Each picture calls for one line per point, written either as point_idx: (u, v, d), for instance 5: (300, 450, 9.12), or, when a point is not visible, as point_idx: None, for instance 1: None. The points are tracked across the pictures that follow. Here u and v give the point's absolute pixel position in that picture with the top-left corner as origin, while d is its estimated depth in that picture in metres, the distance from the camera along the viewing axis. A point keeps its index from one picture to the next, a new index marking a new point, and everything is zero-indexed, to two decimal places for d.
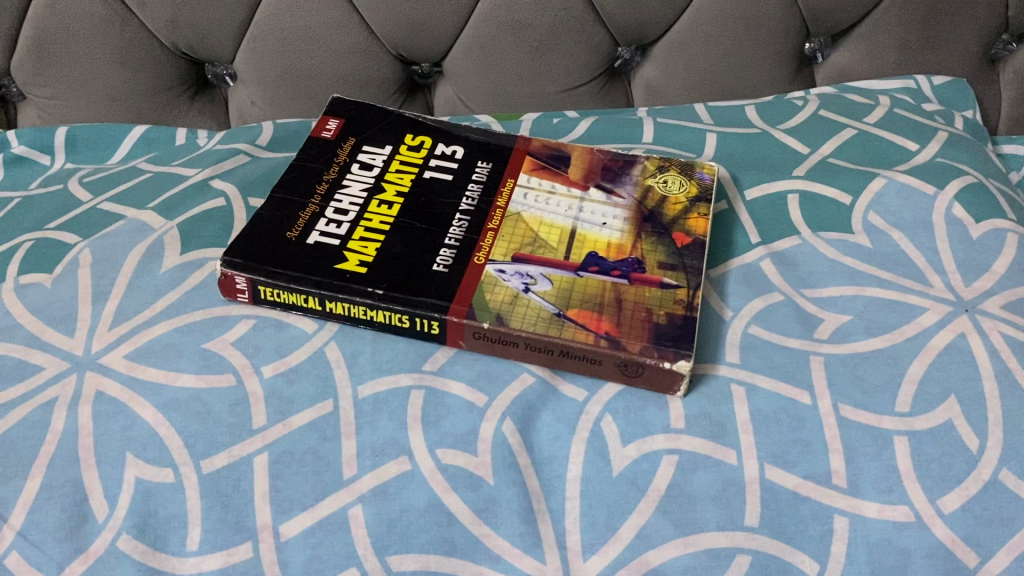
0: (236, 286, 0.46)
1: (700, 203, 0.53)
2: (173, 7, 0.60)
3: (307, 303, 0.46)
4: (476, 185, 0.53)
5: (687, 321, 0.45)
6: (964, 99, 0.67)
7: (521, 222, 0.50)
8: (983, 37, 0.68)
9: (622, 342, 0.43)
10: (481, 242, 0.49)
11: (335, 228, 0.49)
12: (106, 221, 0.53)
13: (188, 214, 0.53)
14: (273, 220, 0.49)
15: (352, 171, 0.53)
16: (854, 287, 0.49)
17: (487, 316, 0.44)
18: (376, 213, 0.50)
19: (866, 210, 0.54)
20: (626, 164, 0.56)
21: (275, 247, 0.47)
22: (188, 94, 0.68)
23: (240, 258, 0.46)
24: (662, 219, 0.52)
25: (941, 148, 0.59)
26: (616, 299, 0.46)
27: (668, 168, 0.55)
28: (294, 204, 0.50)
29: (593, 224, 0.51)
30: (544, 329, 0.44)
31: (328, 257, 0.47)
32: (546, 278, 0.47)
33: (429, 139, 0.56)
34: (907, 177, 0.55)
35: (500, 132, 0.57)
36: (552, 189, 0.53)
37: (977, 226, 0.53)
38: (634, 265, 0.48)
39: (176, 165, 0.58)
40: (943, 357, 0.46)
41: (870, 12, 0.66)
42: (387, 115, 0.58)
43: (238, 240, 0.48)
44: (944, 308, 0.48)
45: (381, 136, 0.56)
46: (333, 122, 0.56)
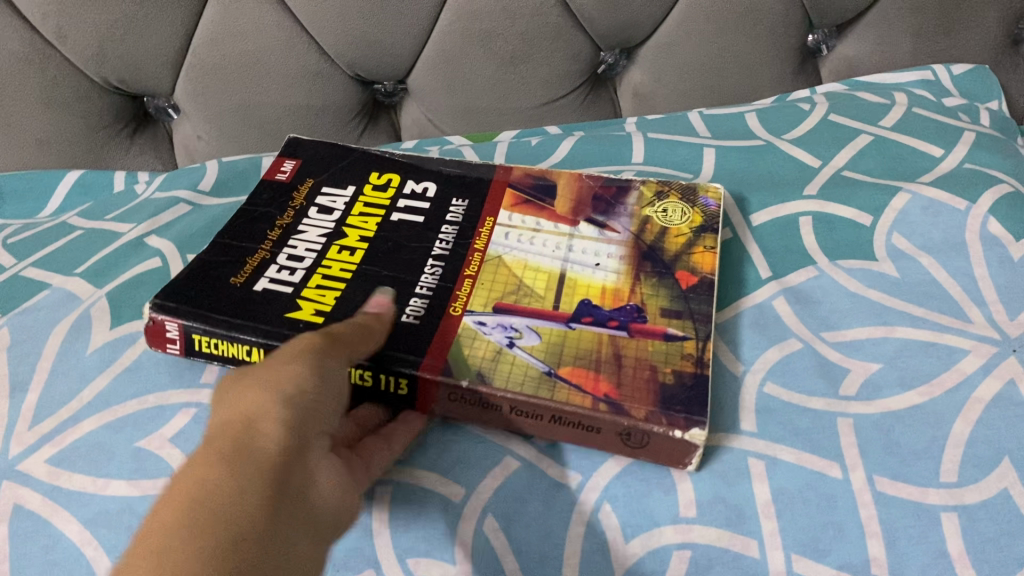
0: (166, 333, 0.40)
1: (706, 235, 0.47)
2: (98, 39, 0.54)
3: (249, 356, 0.39)
4: (451, 225, 0.46)
5: (698, 380, 0.39)
6: (987, 89, 0.61)
7: (502, 265, 0.44)
8: (1006, 20, 0.61)
9: (624, 406, 0.37)
10: (458, 291, 0.42)
11: (288, 275, 0.43)
12: (30, 291, 0.47)
13: (120, 280, 0.46)
14: (216, 265, 0.43)
15: (310, 215, 0.47)
16: (883, 327, 0.43)
17: (467, 374, 0.38)
18: (337, 259, 0.44)
19: (889, 231, 0.47)
20: (620, 191, 0.49)
21: (216, 292, 0.41)
22: (127, 132, 0.61)
23: (175, 302, 0.40)
24: (663, 255, 0.45)
25: (969, 151, 0.52)
26: (614, 355, 0.40)
27: (668, 193, 0.49)
28: (240, 249, 0.44)
29: (585, 266, 0.45)
30: (532, 391, 0.38)
31: (278, 306, 0.40)
32: (532, 331, 0.41)
33: (397, 177, 0.50)
34: (934, 191, 0.49)
35: (477, 162, 0.51)
36: (537, 227, 0.47)
37: (1017, 245, 0.46)
38: (633, 313, 0.42)
39: (109, 219, 0.52)
40: (990, 412, 0.40)
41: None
42: (351, 154, 0.52)
43: (175, 280, 0.41)
44: (988, 349, 0.42)
45: (342, 176, 0.50)
46: (289, 163, 0.51)
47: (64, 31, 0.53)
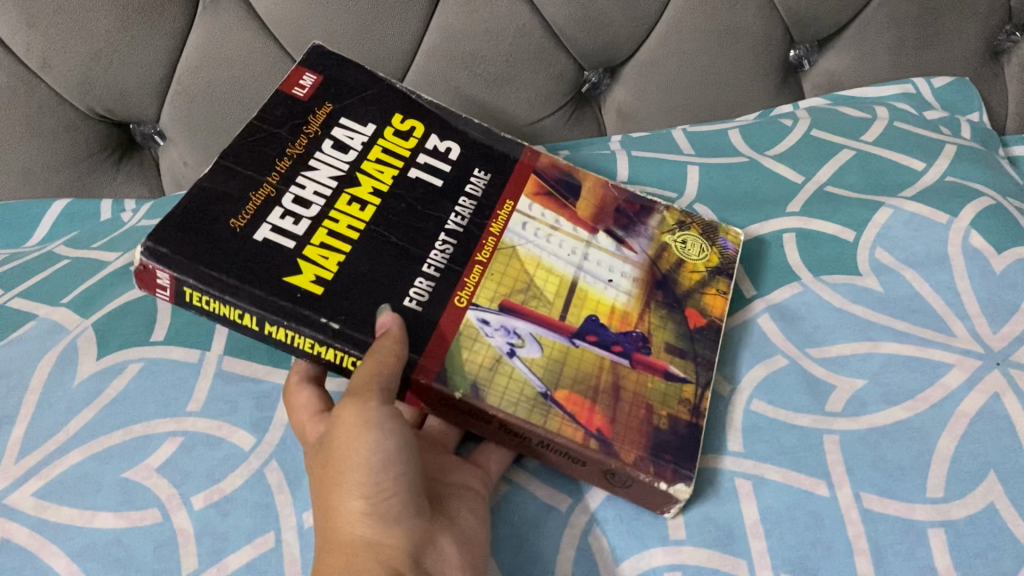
0: (158, 280, 0.36)
1: (720, 278, 0.45)
2: (83, 68, 0.54)
3: (241, 319, 0.37)
4: (469, 200, 0.43)
5: (693, 428, 0.39)
6: (969, 100, 0.62)
7: (516, 258, 0.41)
8: (984, 33, 0.62)
9: (616, 447, 0.37)
10: (467, 278, 0.40)
11: (292, 224, 0.39)
12: (15, 322, 0.47)
13: (107, 309, 0.46)
14: (218, 197, 0.38)
15: (323, 147, 0.42)
16: (868, 342, 0.43)
17: (461, 385, 0.36)
18: (346, 211, 0.40)
19: (872, 246, 0.48)
20: (643, 210, 0.47)
21: (213, 240, 0.37)
22: (113, 160, 0.62)
23: (169, 249, 0.36)
24: (674, 288, 0.44)
25: (951, 165, 0.53)
26: (613, 387, 0.39)
27: (690, 225, 0.47)
28: (245, 180, 0.39)
29: (598, 279, 0.43)
30: (527, 413, 0.36)
31: (278, 265, 0.37)
32: (535, 341, 0.39)
33: (420, 125, 0.45)
34: (917, 205, 0.49)
35: (506, 135, 0.47)
36: (556, 224, 0.44)
37: (999, 258, 0.47)
38: (638, 342, 0.41)
39: (95, 248, 0.52)
40: (975, 426, 0.40)
41: (859, 14, 0.60)
42: (373, 84, 0.46)
43: (170, 216, 0.37)
44: (972, 363, 0.42)
45: (363, 108, 0.44)
46: (308, 76, 0.44)
47: (49, 61, 0.53)
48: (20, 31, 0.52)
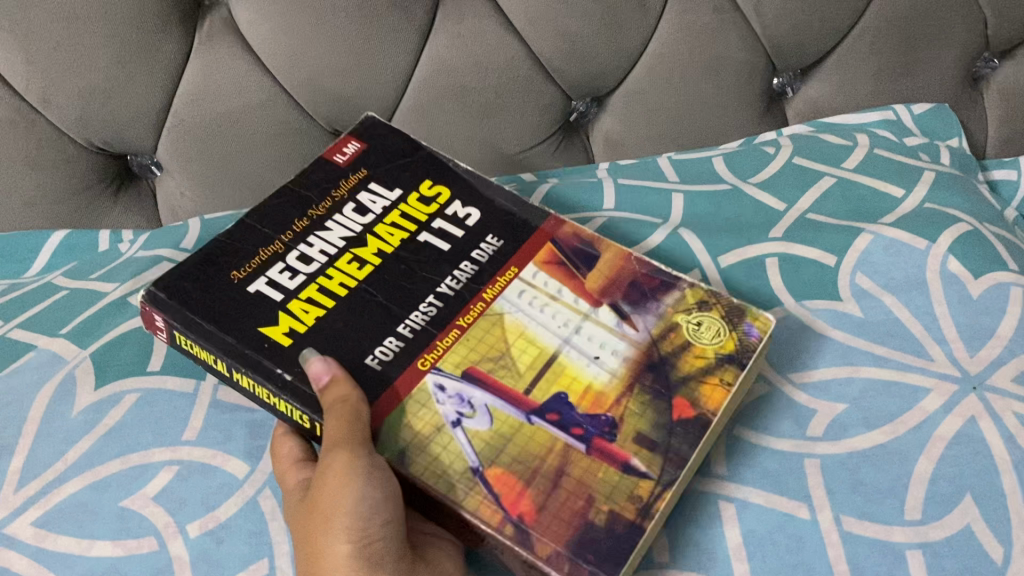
0: (155, 322, 0.42)
1: (729, 367, 0.41)
2: (81, 103, 0.55)
3: (216, 364, 0.40)
4: (470, 265, 0.43)
5: (631, 530, 0.36)
6: (947, 127, 0.63)
7: (498, 326, 0.42)
8: (963, 61, 0.64)
9: (532, 537, 0.36)
10: (440, 340, 0.41)
11: (287, 278, 0.42)
12: (14, 353, 0.48)
13: (104, 340, 0.47)
14: (227, 250, 0.43)
15: (344, 210, 0.45)
16: (848, 367, 0.44)
17: (389, 449, 0.37)
18: (343, 270, 0.43)
19: (853, 271, 0.49)
20: (663, 287, 0.44)
21: (210, 287, 0.41)
22: (110, 190, 0.63)
23: (165, 294, 0.41)
24: (670, 371, 0.41)
25: (929, 192, 0.54)
26: (556, 472, 0.38)
27: (712, 306, 0.43)
28: (259, 236, 0.43)
29: (583, 354, 0.41)
30: (447, 487, 0.37)
31: (258, 315, 0.40)
32: (487, 412, 0.39)
33: (447, 191, 0.47)
34: (896, 231, 0.50)
35: (536, 203, 0.47)
36: (556, 293, 0.43)
37: (976, 283, 0.48)
38: (604, 427, 0.39)
39: (93, 279, 0.53)
40: (952, 449, 0.41)
41: (840, 42, 0.61)
42: (417, 150, 0.48)
43: (181, 265, 0.42)
44: (949, 387, 0.43)
45: (396, 174, 0.47)
46: (352, 144, 0.48)
47: (48, 97, 0.55)
48: (20, 67, 0.53)
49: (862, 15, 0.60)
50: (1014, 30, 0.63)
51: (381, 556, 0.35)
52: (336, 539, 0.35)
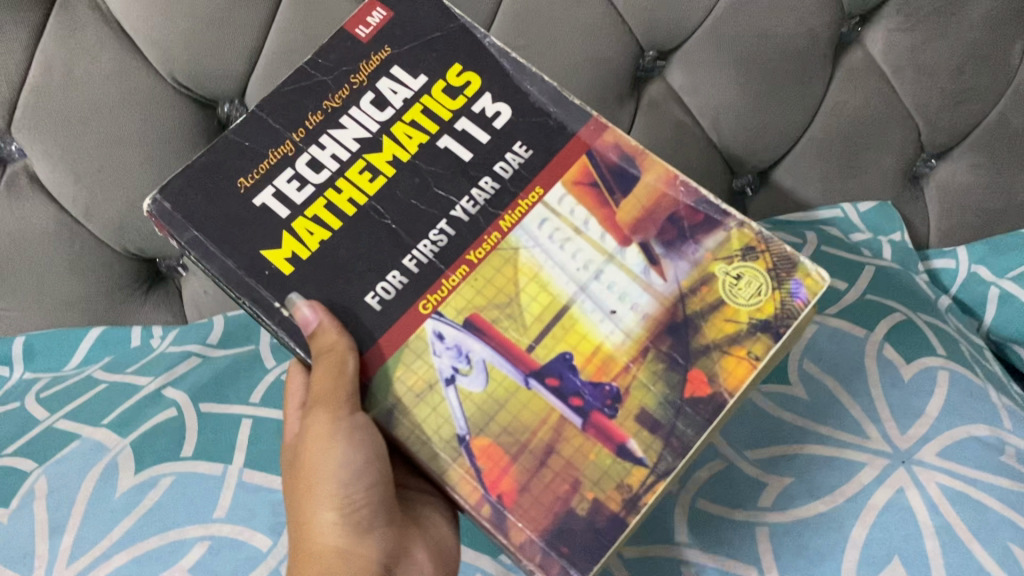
0: (158, 226, 0.40)
1: (761, 337, 0.38)
2: (120, 214, 0.63)
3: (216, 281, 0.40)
4: (489, 184, 0.41)
5: (612, 524, 0.36)
6: (891, 223, 0.71)
7: (511, 266, 0.40)
8: (902, 163, 0.72)
9: (508, 521, 0.37)
10: (447, 278, 0.39)
11: (295, 190, 0.40)
12: (62, 442, 0.54)
13: (141, 429, 0.54)
14: (237, 152, 0.41)
15: (361, 102, 0.42)
16: (795, 444, 0.51)
17: (378, 406, 0.39)
18: (354, 180, 0.41)
19: (801, 358, 0.55)
20: (706, 223, 0.40)
21: (215, 197, 0.40)
22: (142, 289, 0.70)
23: (172, 205, 0.40)
24: (692, 338, 0.39)
25: (868, 286, 0.61)
26: (546, 449, 0.38)
27: (757, 258, 0.40)
28: (272, 132, 0.41)
29: (598, 308, 0.39)
30: (431, 453, 0.38)
31: (263, 236, 0.39)
32: (484, 370, 0.38)
33: (477, 79, 0.43)
34: (838, 320, 0.57)
35: (575, 100, 0.42)
36: (581, 225, 0.41)
37: (907, 366, 0.54)
38: (606, 399, 0.38)
39: (130, 372, 0.60)
40: (883, 516, 0.47)
41: (791, 149, 0.70)
42: (449, 23, 0.44)
43: (186, 169, 0.40)
44: (881, 462, 0.50)
45: (422, 56, 0.43)
46: (378, 12, 0.44)
47: (90, 211, 0.62)
48: (69, 187, 0.61)
49: (807, 129, 0.69)
50: (945, 137, 0.71)
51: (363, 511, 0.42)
52: (324, 507, 0.41)
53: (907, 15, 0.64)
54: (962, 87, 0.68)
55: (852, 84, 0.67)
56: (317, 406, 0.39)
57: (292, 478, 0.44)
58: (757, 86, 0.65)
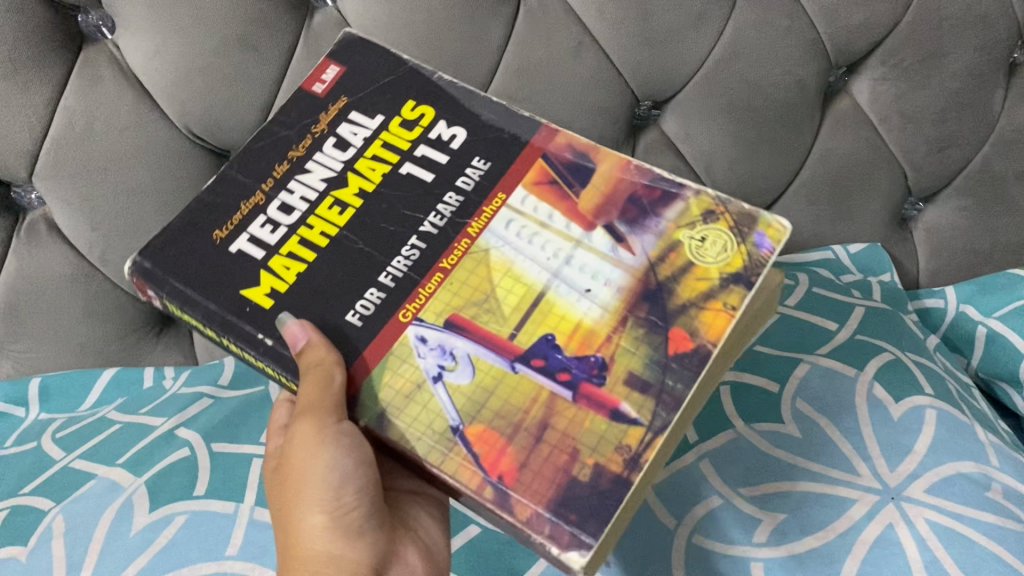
0: (146, 289, 0.44)
1: (734, 288, 0.41)
2: (134, 260, 0.65)
3: (204, 330, 0.43)
4: (454, 197, 0.44)
5: (616, 485, 0.36)
6: (880, 264, 0.74)
7: (484, 265, 0.42)
8: (891, 206, 0.75)
9: (512, 497, 0.36)
10: (422, 287, 0.41)
11: (268, 232, 0.44)
12: (78, 481, 0.56)
13: (155, 468, 0.56)
14: (210, 209, 0.45)
15: (325, 147, 0.46)
16: (788, 482, 0.53)
17: (369, 413, 0.39)
18: (324, 216, 0.44)
19: (793, 397, 0.57)
20: (665, 198, 0.44)
21: (194, 250, 0.43)
22: (154, 331, 0.72)
23: (153, 264, 0.43)
24: (667, 299, 0.41)
25: (859, 325, 0.63)
26: (539, 425, 0.38)
27: (717, 218, 0.43)
28: (243, 188, 0.45)
29: (573, 289, 0.41)
30: (426, 448, 0.38)
31: (241, 277, 0.43)
32: (469, 363, 0.40)
33: (431, 111, 0.47)
34: (829, 360, 0.59)
35: (525, 114, 0.46)
36: (547, 219, 0.43)
37: (896, 406, 0.56)
38: (593, 369, 0.39)
39: (143, 413, 0.62)
40: (873, 552, 0.49)
41: (782, 194, 0.73)
42: (397, 70, 0.48)
43: (164, 232, 0.44)
44: (871, 498, 0.51)
45: (376, 100, 0.47)
46: (331, 71, 0.49)
47: (106, 256, 0.65)
48: (85, 234, 0.63)
49: (798, 174, 0.72)
50: (931, 182, 0.74)
51: (352, 515, 0.43)
52: (311, 511, 0.42)
53: (891, 66, 0.67)
54: (946, 134, 0.71)
55: (839, 133, 0.70)
56: (302, 416, 0.40)
57: (276, 487, 0.45)
58: (748, 133, 0.68)
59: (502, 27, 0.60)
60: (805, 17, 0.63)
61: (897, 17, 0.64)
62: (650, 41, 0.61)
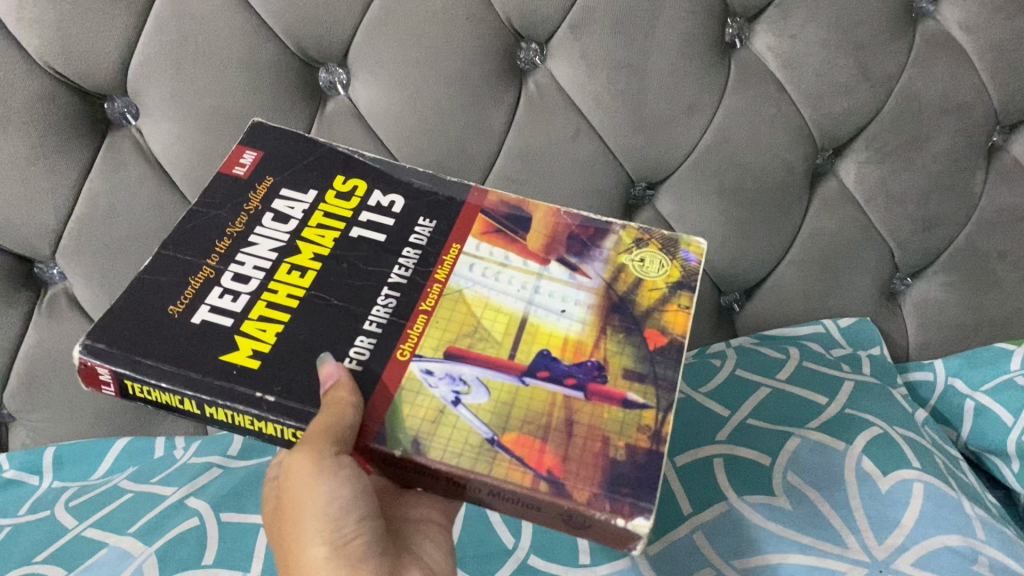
0: (98, 377, 0.40)
1: (681, 292, 0.47)
2: None
3: (181, 404, 0.40)
4: (414, 249, 0.46)
5: (650, 458, 0.39)
6: (870, 338, 0.76)
7: (462, 302, 0.44)
8: (880, 282, 0.78)
9: (567, 486, 0.38)
10: (410, 329, 0.42)
11: (230, 300, 0.42)
12: (90, 549, 0.58)
13: (166, 536, 0.57)
14: (157, 288, 0.42)
15: (264, 221, 0.46)
16: (779, 554, 0.54)
17: (401, 444, 0.38)
18: (285, 280, 0.44)
19: (784, 469, 0.59)
20: (598, 233, 0.49)
21: (153, 328, 0.41)
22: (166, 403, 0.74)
23: (104, 344, 0.40)
24: (633, 309, 0.46)
25: (848, 399, 0.65)
26: (566, 423, 0.40)
27: (647, 243, 0.49)
28: (186, 264, 0.43)
29: (550, 311, 0.45)
30: (470, 461, 0.38)
31: (216, 344, 0.40)
32: (481, 384, 0.41)
33: (363, 184, 0.49)
34: (819, 433, 0.61)
35: (453, 179, 0.50)
36: (505, 260, 0.47)
37: (884, 479, 0.58)
38: (593, 372, 0.42)
39: (154, 482, 0.64)
40: None
41: (774, 270, 0.76)
42: (315, 149, 0.50)
43: (106, 317, 0.41)
44: (860, 571, 0.53)
45: (304, 177, 0.49)
46: (248, 154, 0.49)
47: None
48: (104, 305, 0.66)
49: (788, 251, 0.74)
50: (917, 259, 0.77)
51: (359, 545, 0.41)
52: (314, 542, 0.40)
53: (874, 150, 0.70)
54: (930, 214, 0.74)
55: (827, 212, 0.73)
56: (300, 449, 0.38)
57: (276, 525, 0.43)
58: (740, 214, 0.71)
59: (503, 113, 0.63)
60: (791, 105, 0.67)
61: (878, 104, 0.68)
62: (643, 127, 0.65)
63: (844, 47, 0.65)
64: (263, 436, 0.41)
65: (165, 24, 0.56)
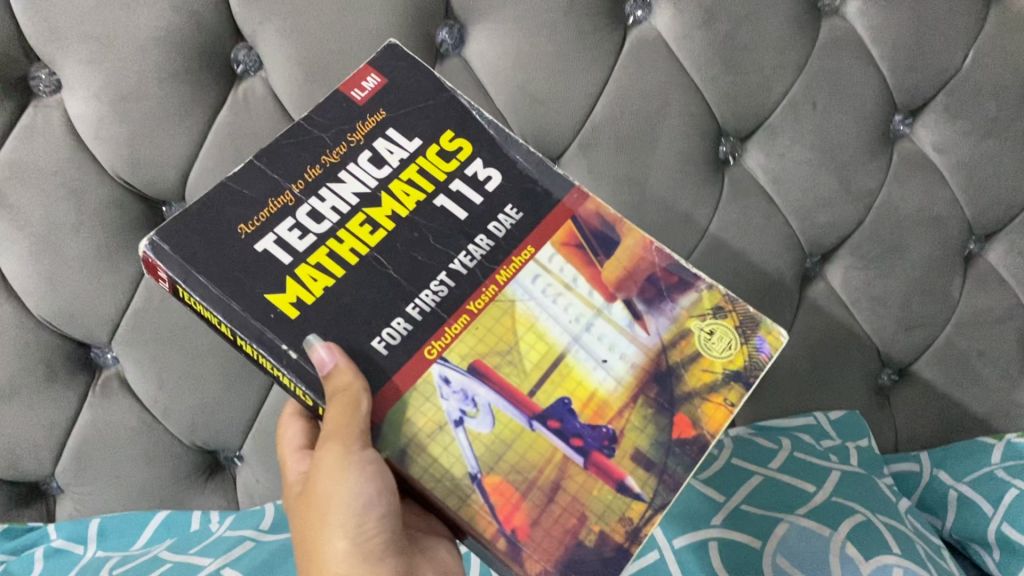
0: (158, 272, 0.45)
1: (733, 386, 0.48)
2: (194, 415, 0.74)
3: (219, 326, 0.44)
4: (486, 240, 0.47)
5: (618, 554, 0.44)
6: (857, 432, 0.79)
7: (510, 315, 0.46)
8: (869, 378, 0.84)
9: (523, 552, 0.43)
10: (449, 326, 0.45)
11: (297, 238, 0.45)
12: None
13: None
14: (237, 200, 0.46)
15: (360, 159, 0.48)
16: None
17: (390, 448, 0.43)
18: (355, 232, 0.46)
19: (774, 552, 0.64)
20: (681, 285, 0.50)
21: (217, 243, 0.44)
22: (203, 479, 0.81)
23: (169, 246, 0.44)
24: (675, 385, 0.47)
25: (835, 488, 0.70)
26: (552, 486, 0.44)
27: (726, 315, 0.49)
28: (272, 185, 0.47)
29: (591, 357, 0.47)
30: (446, 492, 0.43)
31: (267, 280, 0.44)
32: (490, 413, 0.44)
33: (467, 146, 0.50)
34: (807, 519, 0.66)
35: (561, 173, 0.50)
36: (572, 282, 0.48)
37: (867, 563, 0.63)
38: (604, 440, 0.45)
39: (192, 553, 0.69)
40: None
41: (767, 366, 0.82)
42: (440, 92, 0.51)
43: (185, 216, 0.45)
44: None
45: (415, 122, 0.50)
46: (373, 79, 0.50)
47: (169, 411, 0.74)
48: (152, 390, 0.72)
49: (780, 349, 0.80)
50: (902, 357, 0.83)
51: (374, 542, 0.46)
52: (337, 536, 0.46)
53: (858, 258, 0.77)
54: (913, 316, 0.80)
55: (816, 313, 0.79)
56: (327, 441, 0.42)
57: (302, 508, 0.48)
58: None
59: None
60: (781, 216, 0.74)
61: (860, 217, 0.75)
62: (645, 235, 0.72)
63: (827, 166, 0.72)
64: (283, 384, 0.45)
65: (222, 140, 0.64)
